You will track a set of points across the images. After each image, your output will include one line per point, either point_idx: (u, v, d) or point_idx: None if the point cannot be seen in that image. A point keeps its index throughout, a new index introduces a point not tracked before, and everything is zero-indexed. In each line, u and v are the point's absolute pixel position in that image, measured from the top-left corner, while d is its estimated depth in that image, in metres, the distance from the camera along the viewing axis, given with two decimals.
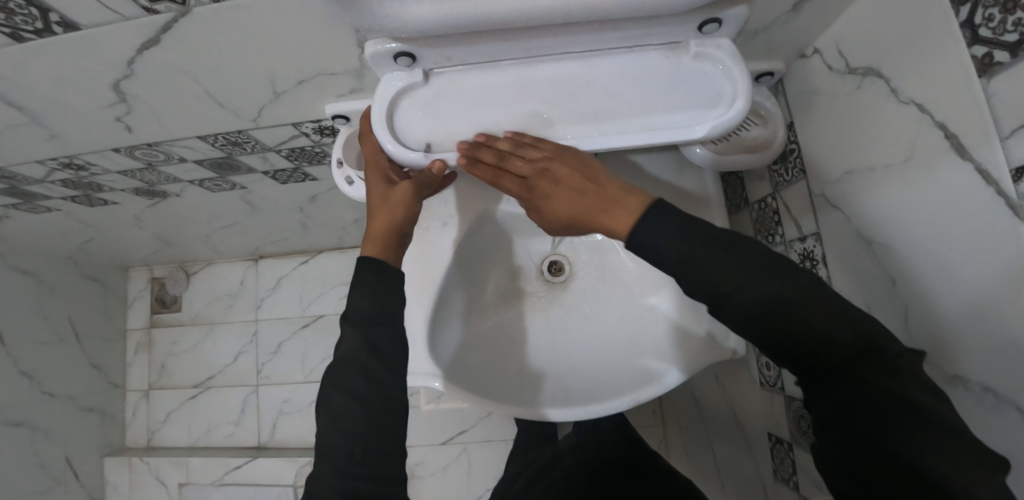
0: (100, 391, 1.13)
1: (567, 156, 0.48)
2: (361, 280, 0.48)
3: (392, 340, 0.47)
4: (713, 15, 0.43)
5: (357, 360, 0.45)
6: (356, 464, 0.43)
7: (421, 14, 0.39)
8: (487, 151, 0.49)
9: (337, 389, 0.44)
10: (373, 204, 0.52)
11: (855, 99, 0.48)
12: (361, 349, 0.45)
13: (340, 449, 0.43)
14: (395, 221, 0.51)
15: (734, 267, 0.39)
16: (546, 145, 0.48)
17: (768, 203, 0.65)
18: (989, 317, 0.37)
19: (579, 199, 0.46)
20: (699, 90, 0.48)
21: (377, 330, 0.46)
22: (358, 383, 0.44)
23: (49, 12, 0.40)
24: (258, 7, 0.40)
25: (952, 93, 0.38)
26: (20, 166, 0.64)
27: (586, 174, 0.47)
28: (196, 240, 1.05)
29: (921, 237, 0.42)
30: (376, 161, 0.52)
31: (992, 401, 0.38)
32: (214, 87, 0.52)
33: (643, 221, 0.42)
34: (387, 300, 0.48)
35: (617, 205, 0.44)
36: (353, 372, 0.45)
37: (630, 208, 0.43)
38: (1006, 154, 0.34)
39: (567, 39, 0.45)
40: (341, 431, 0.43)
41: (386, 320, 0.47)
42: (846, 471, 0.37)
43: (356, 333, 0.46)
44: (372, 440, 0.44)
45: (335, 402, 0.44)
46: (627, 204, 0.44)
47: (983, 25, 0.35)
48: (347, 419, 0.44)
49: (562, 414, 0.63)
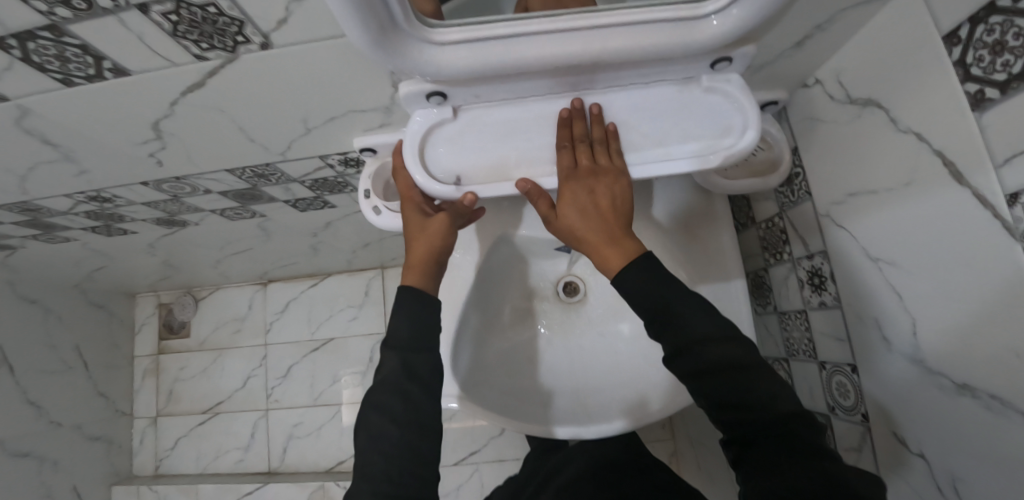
0: (108, 419, 1.11)
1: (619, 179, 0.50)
2: (400, 307, 0.50)
3: (426, 363, 0.49)
4: (724, 54, 0.46)
5: (395, 383, 0.46)
6: (392, 485, 0.44)
7: (453, 59, 0.42)
8: (580, 126, 0.51)
9: (376, 412, 0.46)
10: (411, 236, 0.53)
11: (857, 127, 0.52)
12: (398, 372, 0.47)
13: (378, 469, 0.44)
14: (433, 251, 0.53)
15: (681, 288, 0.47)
16: (617, 159, 0.51)
17: (775, 223, 0.68)
18: (994, 331, 0.40)
19: (597, 218, 0.50)
20: (711, 122, 0.51)
21: (413, 353, 0.48)
22: (394, 407, 0.46)
23: (102, 60, 0.42)
24: (303, 55, 0.43)
25: (949, 126, 0.41)
26: (48, 199, 0.65)
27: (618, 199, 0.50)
28: (207, 266, 1.06)
29: (926, 256, 0.45)
30: (410, 197, 0.54)
31: (997, 406, 0.41)
32: (249, 124, 0.54)
33: (630, 267, 0.48)
34: (421, 324, 0.49)
35: (621, 245, 0.49)
36: (390, 395, 0.46)
37: (626, 252, 0.49)
38: (999, 180, 0.38)
39: (589, 75, 0.48)
40: (378, 452, 0.45)
41: (422, 346, 0.49)
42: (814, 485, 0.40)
43: (392, 357, 0.48)
44: (408, 460, 0.45)
45: (372, 424, 0.46)
46: (625, 248, 0.49)
47: (975, 65, 0.38)
48: (384, 439, 0.45)
49: (568, 431, 0.65)
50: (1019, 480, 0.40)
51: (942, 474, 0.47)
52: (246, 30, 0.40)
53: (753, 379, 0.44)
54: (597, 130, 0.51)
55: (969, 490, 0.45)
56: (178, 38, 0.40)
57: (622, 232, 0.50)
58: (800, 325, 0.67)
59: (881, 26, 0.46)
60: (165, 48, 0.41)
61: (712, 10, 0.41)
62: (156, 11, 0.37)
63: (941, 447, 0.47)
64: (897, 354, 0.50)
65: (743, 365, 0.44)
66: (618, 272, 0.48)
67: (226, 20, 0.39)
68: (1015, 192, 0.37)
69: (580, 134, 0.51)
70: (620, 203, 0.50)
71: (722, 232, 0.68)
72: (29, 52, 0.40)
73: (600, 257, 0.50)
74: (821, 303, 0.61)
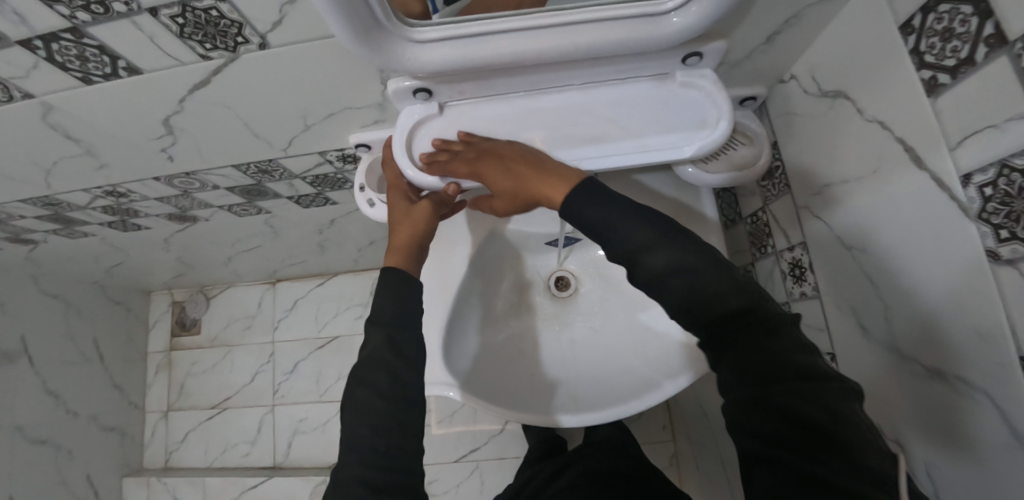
0: (122, 412, 1.16)
1: (509, 147, 0.54)
2: (387, 288, 0.52)
3: (412, 341, 0.51)
4: (694, 50, 0.49)
5: (381, 359, 0.49)
6: (380, 457, 0.46)
7: (434, 56, 0.45)
8: (444, 153, 0.55)
9: (362, 386, 0.48)
10: (395, 220, 0.57)
11: (828, 119, 0.53)
12: (385, 349, 0.49)
13: (364, 441, 0.46)
14: (416, 234, 0.56)
15: (659, 239, 0.45)
16: (490, 142, 0.55)
17: (759, 217, 0.70)
18: (957, 312, 0.41)
19: (523, 177, 0.52)
20: (687, 115, 0.54)
21: (399, 333, 0.51)
22: (379, 381, 0.48)
23: (118, 59, 0.46)
24: (298, 53, 0.47)
25: (909, 113, 0.43)
26: (68, 194, 0.70)
27: (524, 157, 0.53)
28: (217, 264, 1.10)
29: (894, 241, 0.46)
30: (397, 184, 0.58)
31: (964, 388, 0.41)
32: (252, 119, 0.57)
33: (574, 195, 0.49)
34: (407, 305, 0.52)
35: (555, 179, 0.51)
36: (375, 371, 0.48)
37: (560, 180, 0.50)
38: (954, 162, 0.39)
39: (567, 72, 0.51)
40: (366, 427, 0.47)
41: (407, 325, 0.51)
42: (772, 439, 0.39)
43: (380, 335, 0.50)
44: (392, 434, 0.47)
45: (359, 398, 0.48)
46: (560, 179, 0.51)
47: (928, 53, 0.40)
48: (369, 413, 0.47)
49: (575, 419, 0.66)
50: (983, 458, 0.40)
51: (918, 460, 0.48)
52: (246, 31, 0.44)
53: (760, 340, 0.41)
54: (457, 143, 0.55)
55: (944, 474, 0.45)
56: (185, 39, 0.44)
57: (548, 169, 0.51)
58: None
59: (846, 20, 0.48)
60: (174, 49, 0.45)
61: (672, 7, 0.43)
62: (165, 14, 0.41)
63: (920, 434, 0.47)
64: (875, 342, 0.51)
65: (742, 321, 0.42)
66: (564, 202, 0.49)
67: (227, 22, 0.42)
68: (968, 174, 0.38)
69: (449, 155, 0.55)
70: (529, 157, 0.53)
71: (710, 236, 0.67)
72: (52, 52, 0.44)
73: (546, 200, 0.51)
74: (802, 294, 0.62)
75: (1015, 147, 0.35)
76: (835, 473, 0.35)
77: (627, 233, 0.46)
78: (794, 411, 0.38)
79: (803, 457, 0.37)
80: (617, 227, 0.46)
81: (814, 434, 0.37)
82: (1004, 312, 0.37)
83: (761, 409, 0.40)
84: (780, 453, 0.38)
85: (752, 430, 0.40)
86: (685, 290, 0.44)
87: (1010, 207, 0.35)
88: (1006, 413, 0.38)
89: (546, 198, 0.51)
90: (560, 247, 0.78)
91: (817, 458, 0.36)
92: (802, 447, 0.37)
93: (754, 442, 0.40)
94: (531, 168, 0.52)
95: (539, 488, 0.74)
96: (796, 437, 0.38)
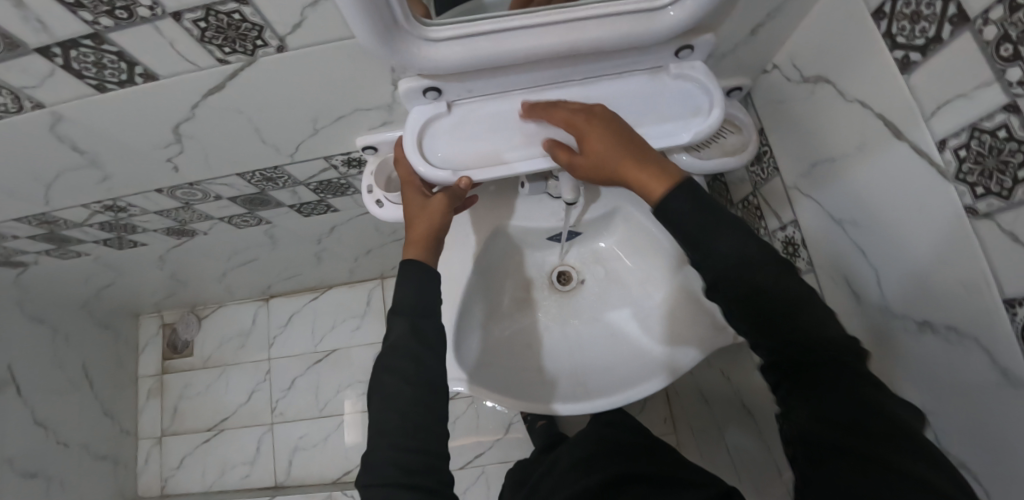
0: (113, 439, 1.11)
1: (616, 126, 0.52)
2: (407, 278, 0.54)
3: (433, 329, 0.52)
4: (686, 43, 0.52)
5: (405, 346, 0.50)
6: (410, 439, 0.47)
7: (447, 54, 0.47)
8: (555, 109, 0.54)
9: (388, 372, 0.49)
10: (412, 215, 0.58)
11: (811, 103, 0.57)
12: (407, 336, 0.50)
13: (394, 425, 0.47)
14: (433, 227, 0.58)
15: (736, 250, 0.44)
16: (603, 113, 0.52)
17: (750, 201, 0.73)
18: (944, 267, 0.44)
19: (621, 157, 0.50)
20: (682, 105, 0.57)
21: (421, 320, 0.52)
22: (405, 367, 0.49)
23: (135, 65, 0.47)
24: (314, 55, 0.48)
25: (886, 90, 0.47)
26: (66, 209, 0.69)
27: (628, 137, 0.51)
28: (212, 281, 1.09)
29: (880, 210, 0.50)
30: (412, 182, 0.59)
31: (955, 337, 0.44)
32: (262, 125, 0.59)
33: (676, 189, 0.46)
34: (427, 294, 0.53)
35: (657, 171, 0.48)
36: (400, 357, 0.49)
37: (663, 174, 0.47)
38: (930, 131, 0.44)
39: (569, 68, 0.54)
40: (393, 412, 0.47)
41: (429, 313, 0.53)
42: (820, 439, 0.41)
43: (403, 324, 0.51)
44: (420, 418, 0.48)
45: (385, 386, 0.49)
46: (661, 172, 0.48)
47: (899, 35, 0.44)
48: (397, 398, 0.48)
49: (570, 408, 0.67)
50: (977, 401, 0.44)
51: (926, 433, 0.49)
52: (265, 34, 0.45)
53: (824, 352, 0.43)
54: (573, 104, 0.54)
55: (941, 420, 0.48)
56: (205, 43, 0.45)
57: (648, 160, 0.49)
58: None
59: (822, 12, 0.53)
60: (192, 53, 0.46)
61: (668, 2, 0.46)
62: (188, 18, 0.43)
63: (915, 389, 0.50)
64: (868, 306, 0.54)
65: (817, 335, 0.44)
66: (663, 194, 0.46)
67: (248, 25, 0.44)
68: (943, 139, 0.42)
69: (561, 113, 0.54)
70: (631, 142, 0.50)
71: None
72: (70, 60, 0.45)
73: (640, 189, 0.49)
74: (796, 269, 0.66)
75: (983, 112, 0.39)
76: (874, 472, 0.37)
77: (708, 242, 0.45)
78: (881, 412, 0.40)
79: (843, 455, 0.40)
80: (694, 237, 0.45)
81: (859, 436, 0.39)
82: (985, 261, 0.41)
83: (816, 412, 0.42)
84: (835, 452, 0.40)
85: (804, 430, 0.43)
86: (761, 305, 0.44)
87: (982, 166, 0.40)
88: (996, 356, 0.41)
89: (640, 188, 0.48)
90: (563, 242, 0.80)
91: (892, 445, 0.38)
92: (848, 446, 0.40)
93: (807, 441, 0.43)
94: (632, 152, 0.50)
95: (549, 469, 0.75)
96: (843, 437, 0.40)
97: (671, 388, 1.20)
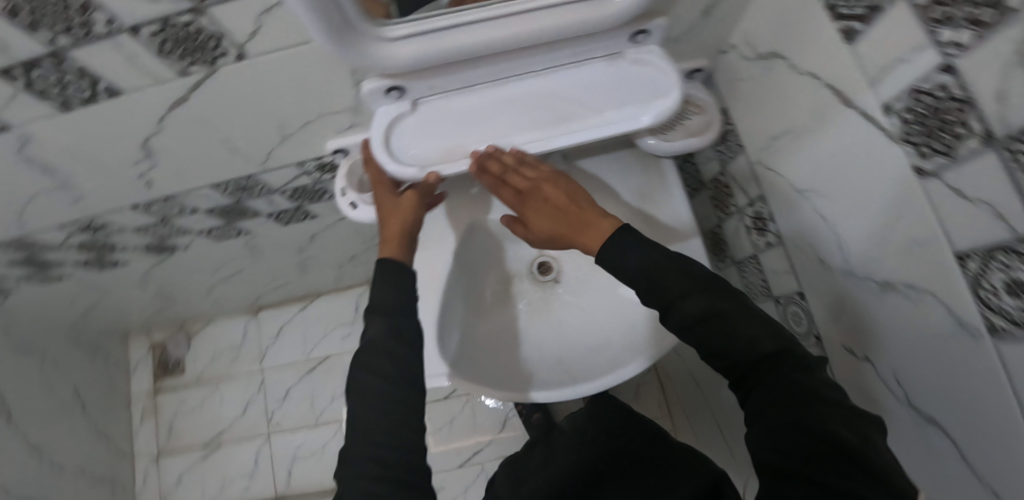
0: (109, 462, 1.11)
1: (555, 181, 0.59)
2: (383, 277, 0.54)
3: (411, 327, 0.53)
4: (640, 28, 0.54)
5: (381, 345, 0.50)
6: (387, 435, 0.47)
7: (405, 52, 0.48)
8: (495, 161, 0.56)
9: (365, 371, 0.50)
10: (385, 214, 0.59)
11: (766, 80, 0.59)
12: (385, 335, 0.51)
13: (374, 422, 0.48)
14: (406, 224, 0.58)
15: (690, 286, 0.48)
16: (540, 169, 0.59)
17: (719, 180, 0.75)
18: (899, 226, 0.46)
19: (564, 216, 0.58)
20: (642, 89, 0.58)
21: (396, 317, 0.52)
22: (383, 365, 0.50)
23: (98, 82, 0.47)
24: (275, 62, 0.49)
25: (833, 60, 0.48)
26: (43, 232, 0.69)
27: (565, 196, 0.58)
28: (199, 296, 1.09)
29: (837, 177, 0.52)
30: (381, 182, 0.60)
31: (914, 294, 0.46)
32: (231, 135, 0.59)
33: (612, 239, 0.52)
34: (405, 292, 0.54)
35: (596, 226, 0.54)
36: (377, 355, 0.50)
37: (602, 227, 0.54)
38: (876, 97, 0.45)
39: (528, 59, 0.55)
40: (374, 409, 0.48)
41: (405, 311, 0.53)
42: (796, 452, 0.40)
43: (380, 323, 0.52)
44: (397, 414, 0.48)
45: (362, 383, 0.49)
46: (601, 225, 0.54)
47: (841, 6, 0.46)
48: (375, 395, 0.49)
49: (546, 394, 0.67)
50: (938, 354, 0.45)
51: (899, 394, 0.50)
52: (223, 43, 0.46)
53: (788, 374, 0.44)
54: (508, 156, 0.57)
55: (910, 378, 0.49)
56: (164, 56, 0.46)
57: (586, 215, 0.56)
58: (755, 270, 0.72)
59: None
60: (153, 66, 0.47)
61: None
62: (146, 32, 0.43)
63: (884, 351, 0.51)
64: (835, 272, 0.55)
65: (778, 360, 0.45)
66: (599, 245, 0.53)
67: (205, 35, 0.45)
68: (888, 104, 0.44)
69: (500, 167, 0.57)
70: (571, 197, 0.58)
71: (678, 203, 0.73)
72: (31, 80, 0.45)
73: (581, 241, 0.55)
74: (767, 244, 0.67)
75: (921, 74, 0.40)
76: (855, 485, 0.38)
77: (665, 280, 0.49)
78: (852, 422, 0.40)
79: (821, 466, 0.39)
80: (656, 275, 0.49)
81: (837, 452, 0.39)
82: (935, 218, 0.42)
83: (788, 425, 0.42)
84: (814, 467, 0.39)
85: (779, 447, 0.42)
86: (722, 337, 0.47)
87: (926, 127, 0.41)
88: (953, 309, 0.42)
89: (580, 242, 0.55)
90: None
91: (868, 460, 0.38)
92: (823, 460, 0.39)
93: (781, 456, 0.41)
94: (571, 209, 0.57)
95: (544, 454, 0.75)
96: (821, 449, 0.40)
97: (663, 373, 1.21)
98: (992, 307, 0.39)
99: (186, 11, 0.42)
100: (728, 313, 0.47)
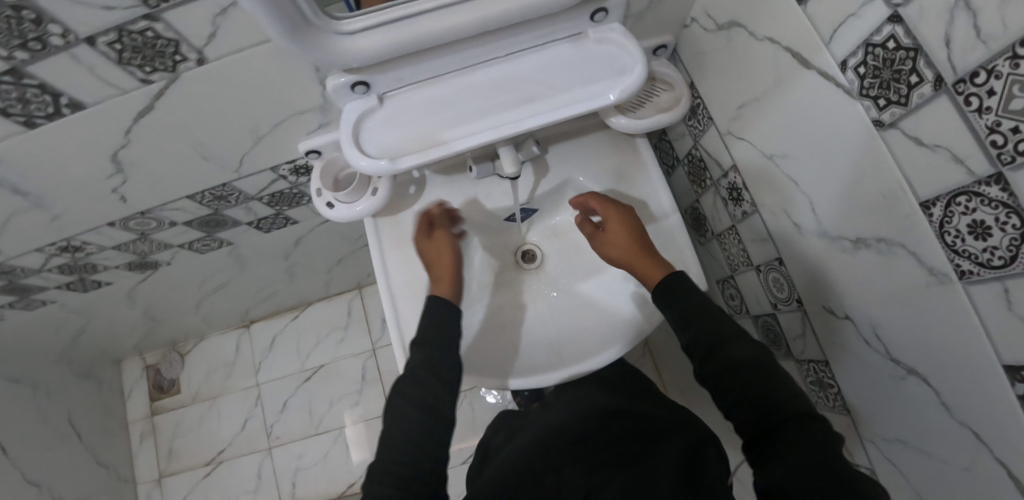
0: (110, 488, 1.10)
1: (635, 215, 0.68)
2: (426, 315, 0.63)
3: (446, 361, 0.60)
4: (600, 6, 0.54)
5: (416, 377, 0.58)
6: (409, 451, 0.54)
7: (363, 45, 0.48)
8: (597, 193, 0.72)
9: (401, 398, 0.57)
10: (431, 255, 0.69)
11: (728, 50, 0.59)
12: (418, 367, 0.59)
13: (399, 436, 0.56)
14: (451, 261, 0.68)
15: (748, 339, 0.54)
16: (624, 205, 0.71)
17: (694, 155, 0.75)
18: (865, 179, 0.46)
19: (634, 237, 0.65)
20: (606, 66, 0.58)
21: (432, 352, 0.60)
22: (415, 392, 0.57)
23: (60, 96, 0.47)
24: (237, 64, 0.49)
25: (789, 23, 0.49)
26: (21, 256, 0.69)
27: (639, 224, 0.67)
28: (188, 314, 1.09)
29: (804, 138, 0.52)
30: (424, 229, 0.71)
31: (885, 246, 0.46)
32: (201, 143, 0.59)
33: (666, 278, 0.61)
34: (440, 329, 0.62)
35: (651, 263, 0.63)
36: (412, 385, 0.58)
37: (659, 265, 0.63)
38: (832, 54, 0.46)
39: (491, 44, 0.55)
40: (402, 428, 0.56)
41: (441, 345, 0.61)
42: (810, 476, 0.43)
43: (418, 355, 0.60)
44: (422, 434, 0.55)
45: (396, 408, 0.57)
46: (656, 264, 0.63)
47: None
48: (405, 416, 0.56)
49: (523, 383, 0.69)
50: (913, 305, 0.45)
51: (876, 349, 0.51)
52: (182, 49, 0.46)
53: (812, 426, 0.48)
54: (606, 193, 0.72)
55: (887, 332, 0.49)
56: (124, 65, 0.46)
57: (646, 249, 0.64)
58: (734, 240, 0.72)
59: None
60: (114, 77, 0.47)
61: None
62: (103, 42, 0.43)
63: (859, 307, 0.52)
64: (808, 234, 0.56)
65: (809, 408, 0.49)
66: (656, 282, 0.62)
67: (163, 42, 0.45)
68: (844, 60, 0.45)
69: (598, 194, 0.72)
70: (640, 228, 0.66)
71: (654, 180, 0.73)
72: None
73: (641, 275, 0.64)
74: (744, 213, 0.67)
75: (873, 26, 0.41)
76: None
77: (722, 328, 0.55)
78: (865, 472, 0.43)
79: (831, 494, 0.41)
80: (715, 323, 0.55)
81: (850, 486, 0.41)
82: (897, 169, 0.42)
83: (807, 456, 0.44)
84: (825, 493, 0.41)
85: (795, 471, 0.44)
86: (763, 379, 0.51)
87: (880, 79, 0.42)
88: (922, 259, 0.43)
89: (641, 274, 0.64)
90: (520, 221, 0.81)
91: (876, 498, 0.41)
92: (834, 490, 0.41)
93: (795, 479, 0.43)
94: (638, 236, 0.65)
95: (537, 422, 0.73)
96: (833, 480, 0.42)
97: (657, 354, 1.22)
98: (959, 251, 0.39)
99: (141, 17, 0.42)
100: (772, 366, 0.52)
